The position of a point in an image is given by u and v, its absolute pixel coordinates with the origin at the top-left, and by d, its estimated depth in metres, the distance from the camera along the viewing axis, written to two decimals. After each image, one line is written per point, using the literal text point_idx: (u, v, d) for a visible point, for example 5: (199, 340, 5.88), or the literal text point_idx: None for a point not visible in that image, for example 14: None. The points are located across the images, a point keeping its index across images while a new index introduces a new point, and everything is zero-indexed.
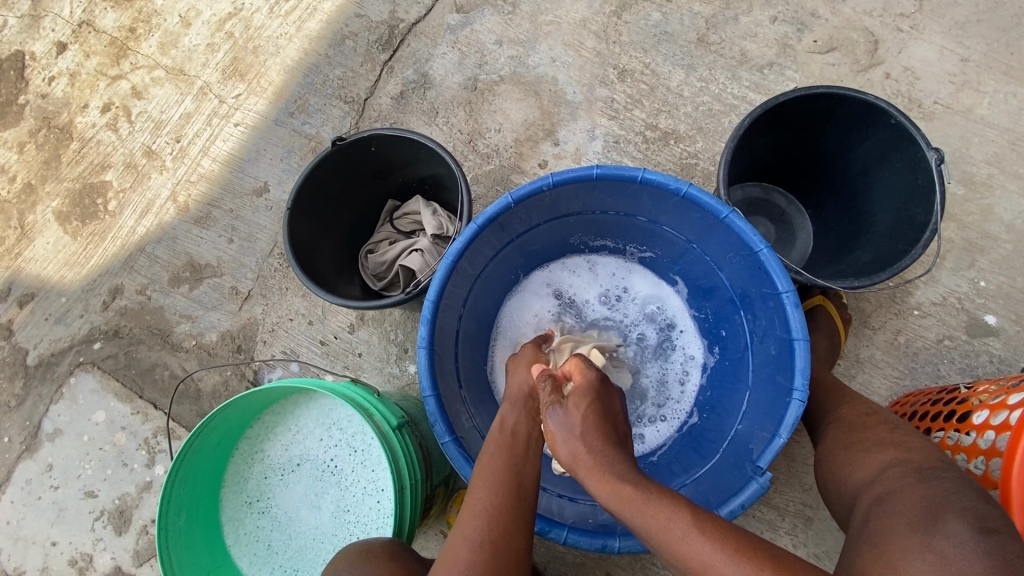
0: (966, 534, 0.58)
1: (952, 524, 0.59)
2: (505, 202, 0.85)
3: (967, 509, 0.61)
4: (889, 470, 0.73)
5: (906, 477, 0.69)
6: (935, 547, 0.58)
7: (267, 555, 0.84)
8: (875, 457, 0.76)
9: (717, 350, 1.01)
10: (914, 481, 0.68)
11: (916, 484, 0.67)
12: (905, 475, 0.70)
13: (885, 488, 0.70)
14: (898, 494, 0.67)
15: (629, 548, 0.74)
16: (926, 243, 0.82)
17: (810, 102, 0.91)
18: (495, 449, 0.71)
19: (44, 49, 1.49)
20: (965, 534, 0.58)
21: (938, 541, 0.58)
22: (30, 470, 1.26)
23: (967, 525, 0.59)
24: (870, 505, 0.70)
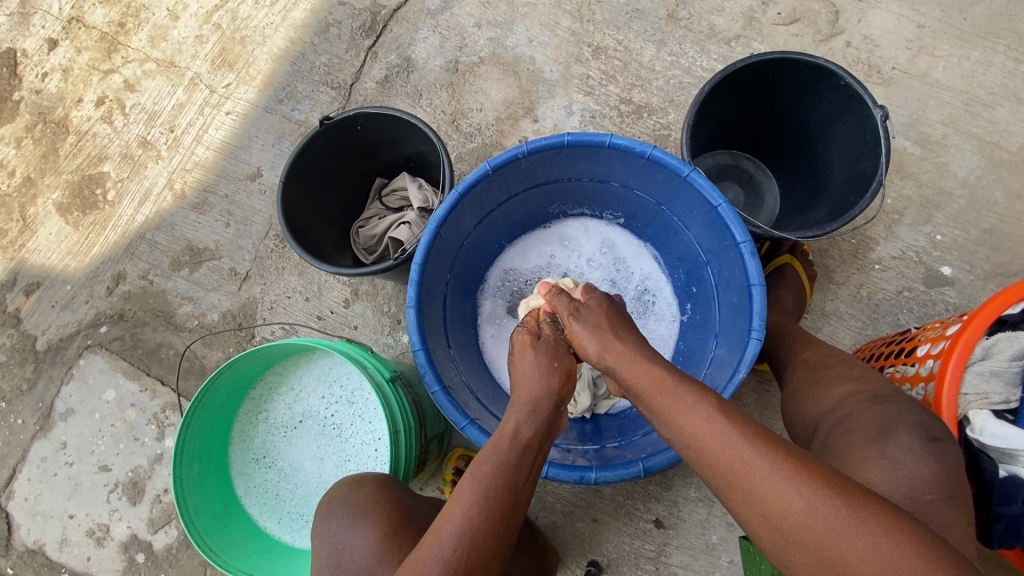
0: (915, 442, 0.68)
1: (904, 435, 0.69)
2: (483, 170, 0.91)
3: (919, 423, 0.69)
4: (847, 398, 0.79)
5: (863, 402, 0.77)
6: (889, 455, 0.68)
7: (276, 504, 0.90)
8: (834, 389, 0.82)
9: (689, 306, 1.07)
10: (870, 404, 0.75)
11: (873, 406, 0.75)
12: (863, 400, 0.77)
13: (844, 411, 0.77)
14: (857, 416, 0.75)
15: (605, 479, 0.81)
16: (873, 193, 0.89)
17: (766, 68, 0.97)
18: (498, 450, 0.71)
19: (37, 46, 1.54)
20: (914, 442, 0.68)
21: (891, 449, 0.68)
22: (45, 448, 1.32)
23: (916, 435, 0.68)
24: (830, 426, 0.78)
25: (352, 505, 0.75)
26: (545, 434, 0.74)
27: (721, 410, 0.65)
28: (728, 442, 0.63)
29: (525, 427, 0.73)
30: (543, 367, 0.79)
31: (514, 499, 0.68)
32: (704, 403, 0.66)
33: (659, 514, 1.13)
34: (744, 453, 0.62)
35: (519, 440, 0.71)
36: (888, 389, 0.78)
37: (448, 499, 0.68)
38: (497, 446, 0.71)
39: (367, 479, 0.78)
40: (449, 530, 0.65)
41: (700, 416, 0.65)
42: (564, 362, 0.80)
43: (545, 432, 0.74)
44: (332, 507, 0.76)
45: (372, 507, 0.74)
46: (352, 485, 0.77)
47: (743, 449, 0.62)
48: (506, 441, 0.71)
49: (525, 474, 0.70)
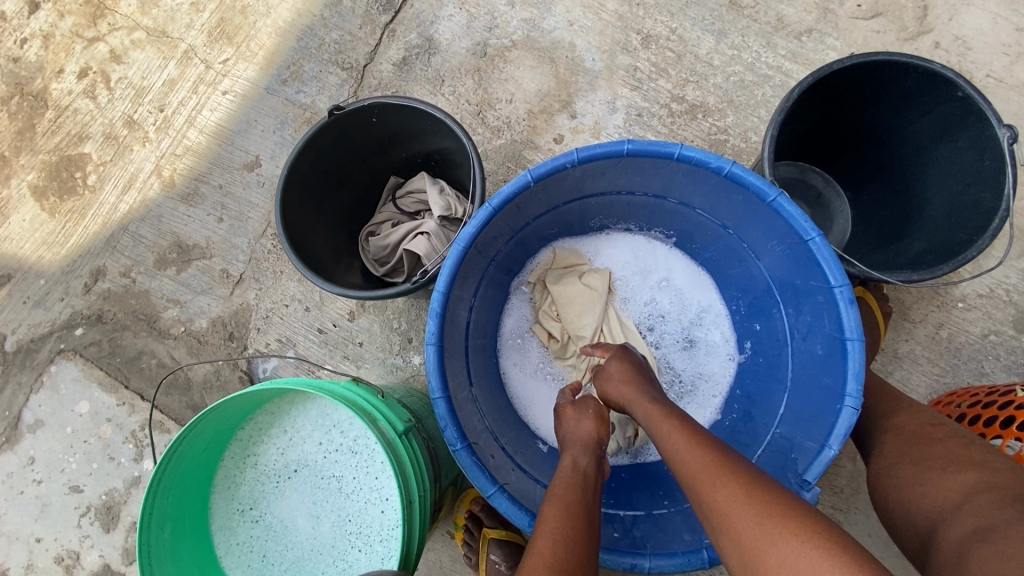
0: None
1: None
2: (523, 180, 0.76)
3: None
4: (976, 495, 0.64)
5: (1000, 505, 0.61)
6: None
7: (262, 568, 0.77)
8: (954, 478, 0.68)
9: (748, 345, 0.93)
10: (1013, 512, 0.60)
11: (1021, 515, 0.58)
12: (1001, 503, 0.62)
13: (976, 516, 0.62)
14: (1003, 527, 0.58)
15: (660, 568, 0.68)
16: (995, 231, 0.73)
17: (866, 71, 0.81)
18: (562, 479, 0.66)
19: (13, 7, 1.37)
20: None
21: None
22: (10, 462, 1.19)
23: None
24: (961, 536, 0.62)
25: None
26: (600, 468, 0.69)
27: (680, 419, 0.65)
28: (676, 447, 0.61)
29: (583, 458, 0.68)
30: (580, 415, 0.75)
31: (591, 519, 0.61)
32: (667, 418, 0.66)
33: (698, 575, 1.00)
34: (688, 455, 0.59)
35: (578, 470, 0.67)
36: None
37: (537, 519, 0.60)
38: (567, 475, 0.66)
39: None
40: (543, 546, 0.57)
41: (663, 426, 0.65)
42: (598, 407, 0.76)
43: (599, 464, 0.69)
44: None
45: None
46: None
47: (682, 452, 0.60)
48: (566, 471, 0.67)
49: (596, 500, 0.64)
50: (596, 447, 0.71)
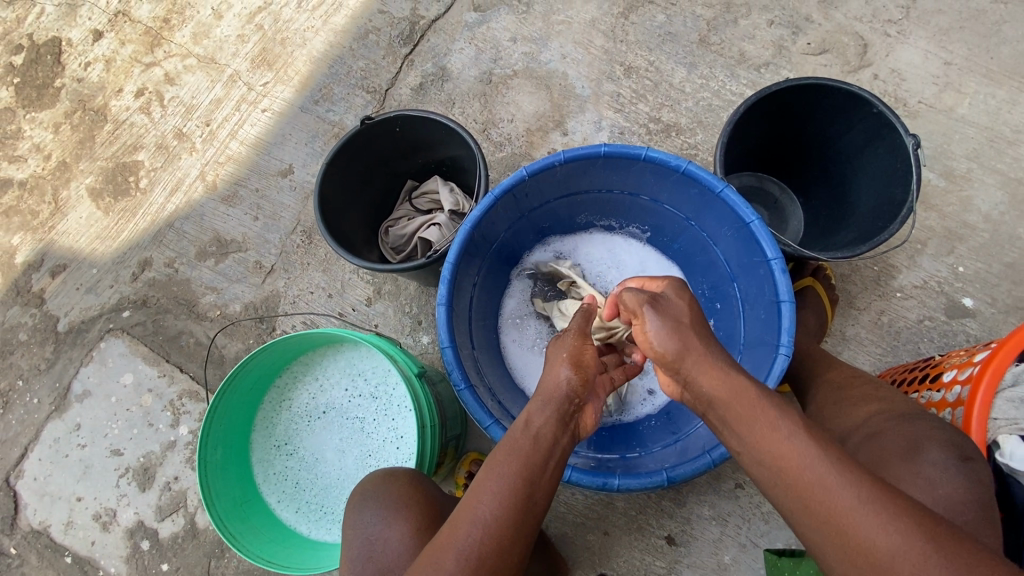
0: (949, 462, 0.69)
1: (933, 453, 0.71)
2: (520, 175, 0.93)
3: (949, 442, 0.71)
4: (874, 417, 0.81)
5: (891, 420, 0.78)
6: (925, 475, 0.70)
7: (295, 493, 0.91)
8: (859, 408, 0.84)
9: (712, 323, 1.08)
10: (898, 422, 0.77)
11: (901, 425, 0.76)
12: (890, 418, 0.78)
13: (873, 429, 0.78)
14: (885, 434, 0.76)
15: (627, 486, 0.81)
16: (903, 219, 0.90)
17: (801, 91, 0.99)
18: (517, 440, 0.71)
19: (82, 36, 1.58)
20: (947, 461, 0.69)
21: (926, 469, 0.70)
22: (58, 429, 1.33)
23: (948, 453, 0.70)
24: (858, 444, 0.79)
25: (390, 496, 0.76)
26: (558, 425, 0.73)
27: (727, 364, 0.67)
28: (750, 411, 0.64)
29: (537, 417, 0.73)
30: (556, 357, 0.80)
31: (531, 490, 0.68)
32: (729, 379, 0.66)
33: (672, 530, 1.13)
34: (770, 424, 0.62)
35: (532, 429, 0.72)
36: (912, 407, 0.79)
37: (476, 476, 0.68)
38: (516, 434, 0.71)
39: (399, 473, 0.80)
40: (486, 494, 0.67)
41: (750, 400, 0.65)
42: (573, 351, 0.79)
43: (561, 422, 0.74)
44: (363, 499, 0.78)
45: (409, 497, 0.76)
46: (383, 477, 0.79)
47: (787, 431, 0.62)
48: (522, 431, 0.72)
49: (543, 461, 0.70)
50: (563, 400, 0.74)
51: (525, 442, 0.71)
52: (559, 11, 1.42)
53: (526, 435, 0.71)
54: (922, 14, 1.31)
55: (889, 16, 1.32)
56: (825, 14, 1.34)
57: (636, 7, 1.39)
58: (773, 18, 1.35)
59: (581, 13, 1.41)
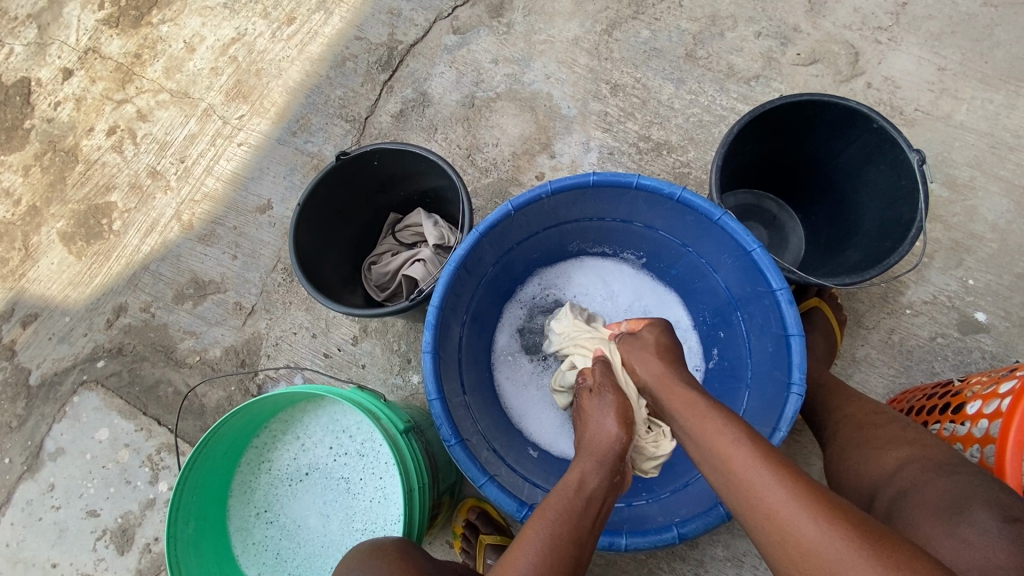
0: (991, 523, 0.63)
1: (979, 514, 0.64)
2: (505, 210, 0.88)
3: (991, 501, 0.65)
4: (907, 466, 0.75)
5: (925, 472, 0.73)
6: (962, 537, 0.63)
7: (276, 563, 0.90)
8: (888, 454, 0.79)
9: (715, 352, 1.03)
10: (933, 476, 0.71)
11: (938, 479, 0.71)
12: (924, 470, 0.73)
13: (905, 483, 0.73)
14: (920, 490, 0.71)
15: (635, 545, 0.76)
16: (912, 240, 0.86)
17: (796, 108, 0.95)
18: (562, 499, 0.68)
19: (50, 75, 1.53)
20: (990, 522, 0.63)
21: (965, 530, 0.63)
22: (31, 490, 1.27)
23: (994, 515, 0.63)
24: (890, 497, 0.74)
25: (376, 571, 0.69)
26: (608, 488, 0.71)
27: (750, 437, 0.64)
28: (750, 466, 0.62)
29: (591, 479, 0.71)
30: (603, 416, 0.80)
31: (579, 550, 0.65)
32: (733, 429, 0.66)
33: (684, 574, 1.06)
34: (764, 473, 0.60)
35: (583, 487, 0.70)
36: (952, 457, 0.74)
37: (520, 531, 0.66)
38: (565, 495, 0.69)
39: (388, 547, 0.73)
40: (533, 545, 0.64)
41: (726, 438, 0.65)
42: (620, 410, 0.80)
43: (610, 485, 0.72)
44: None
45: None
46: (373, 552, 0.72)
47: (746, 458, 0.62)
48: (574, 493, 0.69)
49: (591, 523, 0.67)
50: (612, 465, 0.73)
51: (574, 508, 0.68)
52: (541, 30, 1.38)
53: (580, 496, 0.69)
54: (911, 19, 1.28)
55: (879, 23, 1.29)
56: (813, 23, 1.30)
57: (620, 23, 1.35)
58: (761, 29, 1.31)
59: (563, 31, 1.37)
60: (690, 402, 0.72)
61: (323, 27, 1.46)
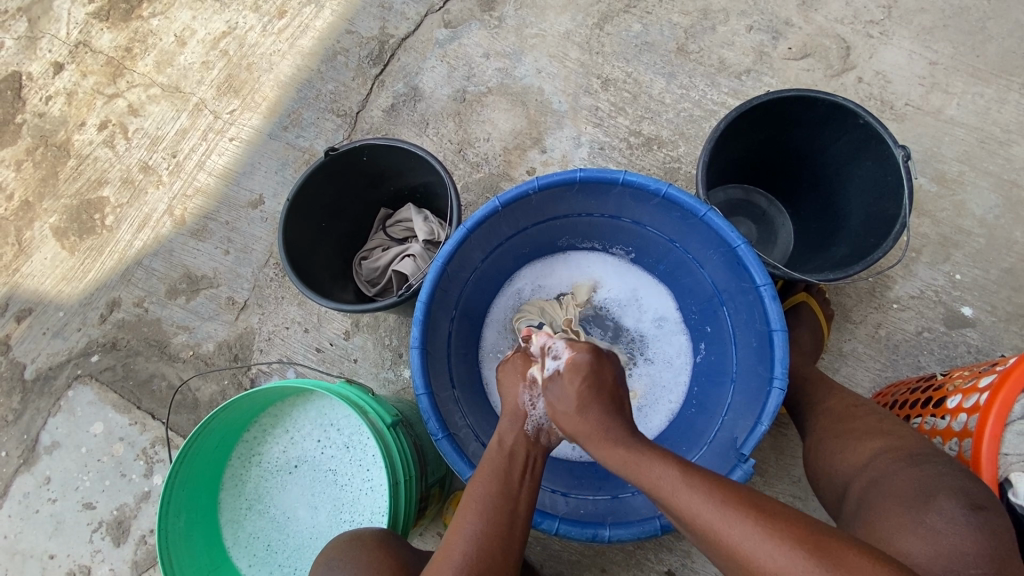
0: (956, 510, 0.64)
1: (944, 502, 0.66)
2: (493, 206, 0.88)
3: (957, 488, 0.66)
4: (878, 456, 0.77)
5: (897, 462, 0.74)
6: (929, 525, 0.65)
7: (267, 555, 0.91)
8: (863, 445, 0.80)
9: (702, 346, 1.04)
10: (905, 465, 0.73)
11: (908, 468, 0.72)
12: (896, 459, 0.74)
13: (878, 472, 0.74)
14: (890, 479, 0.72)
15: (619, 537, 0.78)
16: (897, 236, 0.87)
17: (784, 103, 0.95)
18: (492, 459, 0.75)
19: (41, 69, 1.52)
20: (955, 510, 0.64)
21: (931, 518, 0.65)
22: (28, 483, 1.29)
23: (958, 502, 0.65)
24: (862, 487, 0.75)
25: (351, 563, 0.72)
26: (529, 440, 0.78)
27: (685, 475, 0.63)
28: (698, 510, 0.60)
29: (508, 437, 0.78)
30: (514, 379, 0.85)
31: (514, 503, 0.69)
32: (668, 475, 0.64)
33: (671, 565, 1.08)
34: (717, 517, 0.59)
35: (505, 446, 0.77)
36: (922, 447, 0.75)
37: (454, 515, 0.69)
38: (491, 461, 0.74)
39: (366, 535, 0.76)
40: (463, 535, 0.66)
41: (662, 486, 0.63)
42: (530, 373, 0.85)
43: (530, 438, 0.78)
44: (327, 568, 0.73)
45: (375, 565, 0.71)
46: (350, 542, 0.75)
47: (685, 494, 0.61)
48: (495, 452, 0.76)
49: (520, 474, 0.73)
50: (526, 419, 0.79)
51: (503, 464, 0.74)
52: (533, 24, 1.37)
53: (502, 454, 0.75)
54: (903, 13, 1.27)
55: (871, 17, 1.28)
56: (805, 17, 1.29)
57: (611, 17, 1.35)
58: (752, 23, 1.31)
59: (555, 25, 1.37)
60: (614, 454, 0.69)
61: (315, 21, 1.46)
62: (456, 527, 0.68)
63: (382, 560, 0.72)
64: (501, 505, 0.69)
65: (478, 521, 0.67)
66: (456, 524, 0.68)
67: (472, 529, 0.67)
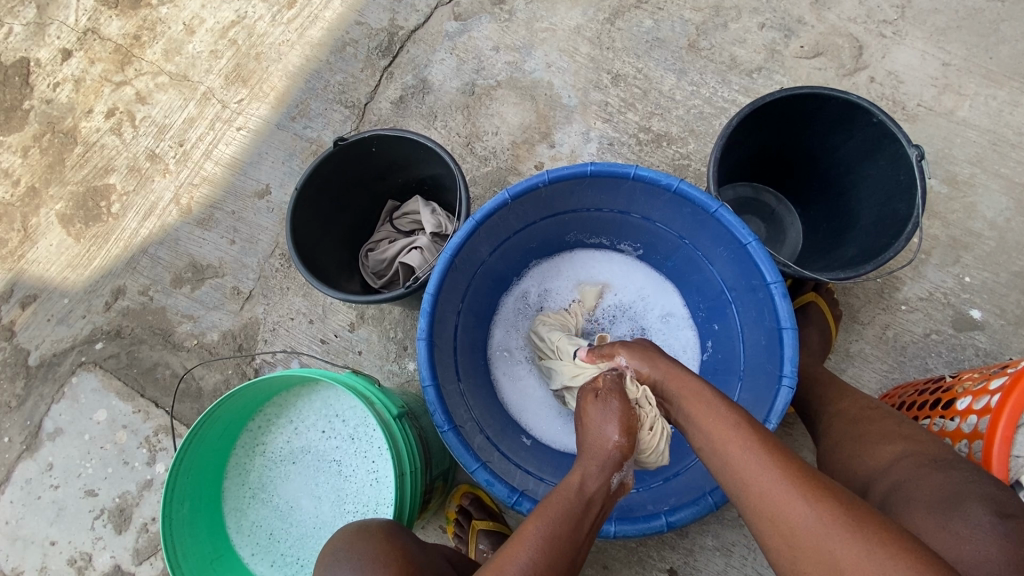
0: (985, 518, 0.64)
1: (973, 508, 0.65)
2: (502, 199, 0.88)
3: (987, 496, 0.66)
4: (901, 460, 0.76)
5: (921, 466, 0.73)
6: (955, 530, 0.64)
7: (270, 544, 0.91)
8: (885, 448, 0.79)
9: (709, 344, 1.04)
10: (930, 470, 0.72)
11: (933, 473, 0.71)
12: (920, 464, 0.74)
13: (901, 475, 0.74)
14: (915, 483, 0.71)
15: (624, 531, 0.78)
16: (909, 236, 0.86)
17: (797, 101, 0.95)
18: (562, 496, 0.67)
19: (49, 55, 1.52)
20: (983, 517, 0.64)
21: (959, 524, 0.64)
22: (30, 469, 1.29)
23: (986, 510, 0.64)
24: (883, 491, 0.74)
25: (356, 556, 0.71)
26: (610, 493, 0.70)
27: (756, 443, 0.63)
28: (745, 465, 0.62)
29: (592, 483, 0.69)
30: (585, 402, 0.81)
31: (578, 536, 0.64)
32: (740, 433, 0.64)
33: (674, 563, 1.07)
34: (761, 473, 0.60)
35: (584, 493, 0.68)
36: (946, 452, 0.74)
37: (510, 540, 0.63)
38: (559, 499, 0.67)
39: (372, 526, 0.75)
40: (523, 562, 0.61)
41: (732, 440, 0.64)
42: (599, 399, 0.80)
43: (609, 492, 0.70)
44: (334, 560, 0.72)
45: (381, 556, 0.71)
46: (355, 534, 0.74)
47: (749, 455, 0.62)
48: (570, 492, 0.67)
49: (588, 528, 0.66)
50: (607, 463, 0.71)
51: (570, 498, 0.67)
52: (543, 18, 1.37)
53: (572, 492, 0.68)
54: (917, 13, 1.26)
55: (885, 16, 1.27)
56: (818, 15, 1.29)
57: (622, 13, 1.34)
58: (764, 20, 1.30)
59: (565, 20, 1.36)
60: (687, 393, 0.72)
61: (324, 12, 1.45)
62: (516, 553, 0.62)
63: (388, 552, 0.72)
64: (567, 542, 0.63)
65: (540, 530, 0.64)
66: (512, 551, 0.62)
67: (536, 540, 0.63)
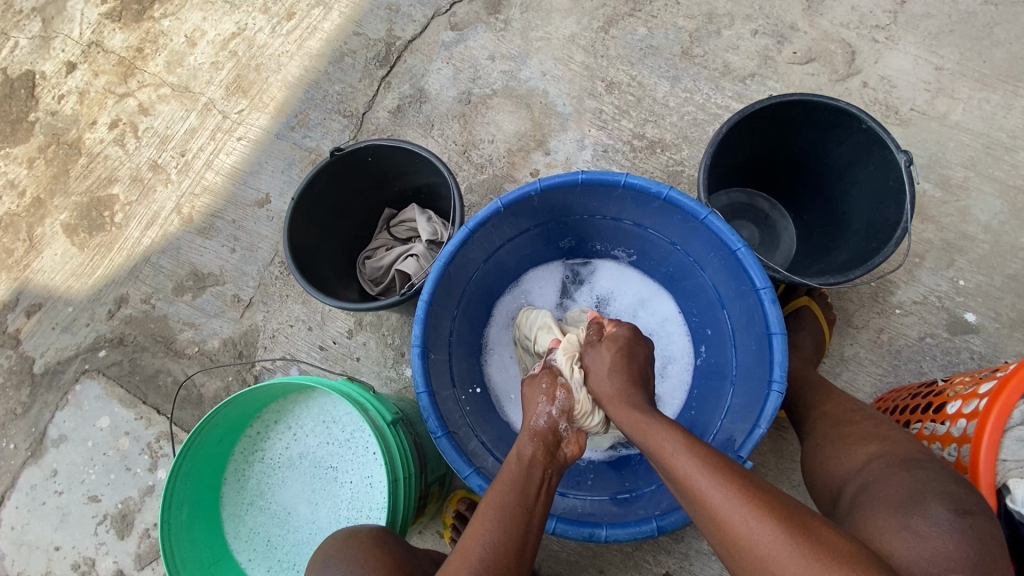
0: (943, 516, 0.64)
1: (932, 507, 0.65)
2: (495, 207, 0.89)
3: (946, 494, 0.66)
4: (873, 460, 0.77)
5: (890, 466, 0.74)
6: (913, 527, 0.64)
7: (267, 550, 0.93)
8: (859, 449, 0.80)
9: (702, 350, 1.04)
10: (897, 470, 0.73)
11: (900, 473, 0.72)
12: (890, 464, 0.74)
13: (870, 475, 0.75)
14: (882, 482, 0.72)
15: (614, 537, 0.78)
16: (898, 241, 0.87)
17: (786, 108, 0.96)
18: (511, 470, 0.74)
19: (54, 68, 1.55)
20: (941, 515, 0.64)
21: (916, 521, 0.65)
22: (35, 476, 1.31)
23: (945, 507, 0.65)
24: (855, 491, 0.75)
25: (345, 557, 0.73)
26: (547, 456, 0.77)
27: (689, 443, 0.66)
28: (694, 474, 0.62)
29: (526, 450, 0.76)
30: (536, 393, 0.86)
31: (528, 514, 0.69)
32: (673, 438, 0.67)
33: (670, 567, 1.08)
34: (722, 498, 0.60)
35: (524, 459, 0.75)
36: (919, 453, 0.75)
37: (472, 516, 0.69)
38: (506, 469, 0.74)
39: (364, 533, 0.76)
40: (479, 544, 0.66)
41: (667, 450, 0.66)
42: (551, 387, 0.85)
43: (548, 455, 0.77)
44: (325, 564, 0.74)
45: (370, 561, 0.72)
46: (347, 538, 0.75)
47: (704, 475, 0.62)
48: (513, 465, 0.74)
49: (535, 491, 0.72)
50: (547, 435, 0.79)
51: (517, 478, 0.72)
52: (538, 27, 1.38)
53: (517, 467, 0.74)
54: (909, 18, 1.27)
55: (877, 21, 1.28)
56: (811, 21, 1.30)
57: (616, 21, 1.36)
58: (757, 27, 1.31)
59: (560, 28, 1.38)
60: (631, 416, 0.74)
61: (323, 23, 1.47)
62: (474, 534, 0.67)
63: (377, 557, 0.73)
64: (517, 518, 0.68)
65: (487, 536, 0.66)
66: (472, 533, 0.67)
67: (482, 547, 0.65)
